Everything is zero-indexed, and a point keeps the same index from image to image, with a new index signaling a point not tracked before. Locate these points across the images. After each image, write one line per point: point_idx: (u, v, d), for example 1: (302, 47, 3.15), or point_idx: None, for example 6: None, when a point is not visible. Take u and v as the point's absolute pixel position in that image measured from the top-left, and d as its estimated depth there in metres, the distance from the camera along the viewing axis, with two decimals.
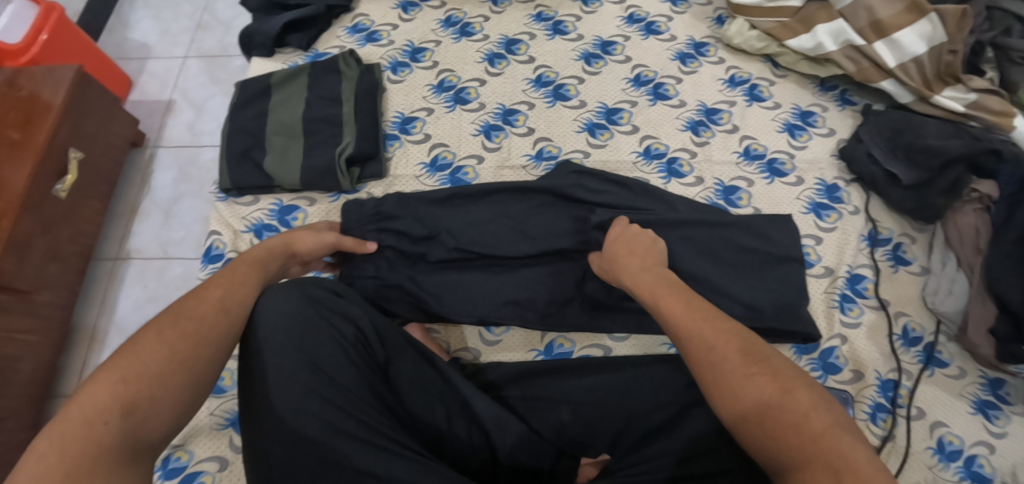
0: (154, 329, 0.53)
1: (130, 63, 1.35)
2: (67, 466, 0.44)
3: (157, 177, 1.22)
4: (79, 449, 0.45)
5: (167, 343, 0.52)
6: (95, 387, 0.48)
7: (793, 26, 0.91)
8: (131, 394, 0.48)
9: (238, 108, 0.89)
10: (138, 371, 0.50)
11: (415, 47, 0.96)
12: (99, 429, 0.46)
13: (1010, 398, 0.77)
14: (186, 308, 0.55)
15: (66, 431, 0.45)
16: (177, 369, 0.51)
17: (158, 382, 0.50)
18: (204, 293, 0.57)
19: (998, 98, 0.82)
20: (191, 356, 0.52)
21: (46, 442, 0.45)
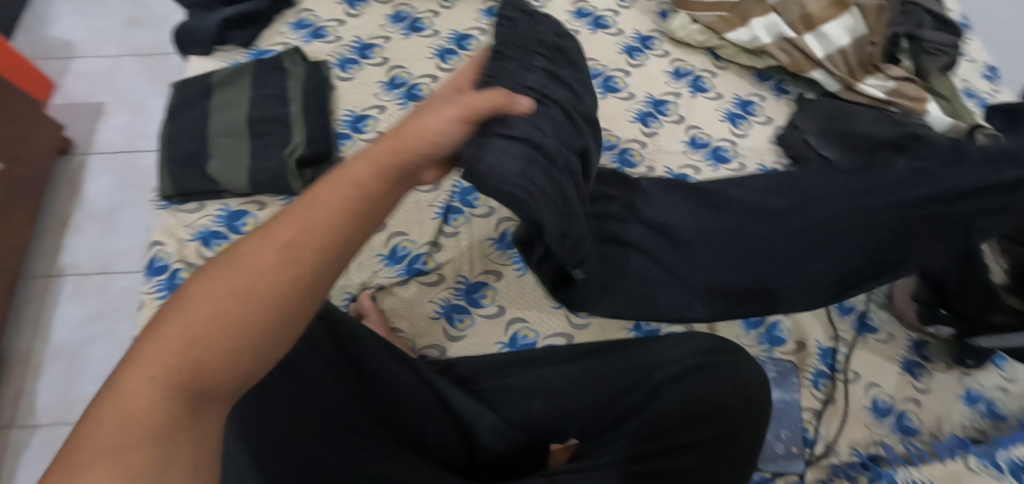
0: (213, 273, 0.43)
1: (50, 63, 1.30)
2: (121, 430, 0.37)
3: (90, 185, 1.18)
4: (139, 412, 0.38)
5: (218, 296, 0.42)
6: (158, 339, 0.41)
7: (731, 20, 0.96)
8: (190, 356, 0.40)
9: (177, 110, 0.85)
10: (187, 328, 0.41)
11: (364, 43, 0.94)
12: (148, 394, 0.39)
13: (931, 356, 0.85)
14: (265, 237, 0.44)
15: (118, 395, 0.39)
16: (232, 328, 0.41)
17: (215, 343, 0.41)
18: (279, 226, 0.45)
19: (913, 85, 0.90)
20: (252, 312, 0.42)
21: (105, 406, 0.39)
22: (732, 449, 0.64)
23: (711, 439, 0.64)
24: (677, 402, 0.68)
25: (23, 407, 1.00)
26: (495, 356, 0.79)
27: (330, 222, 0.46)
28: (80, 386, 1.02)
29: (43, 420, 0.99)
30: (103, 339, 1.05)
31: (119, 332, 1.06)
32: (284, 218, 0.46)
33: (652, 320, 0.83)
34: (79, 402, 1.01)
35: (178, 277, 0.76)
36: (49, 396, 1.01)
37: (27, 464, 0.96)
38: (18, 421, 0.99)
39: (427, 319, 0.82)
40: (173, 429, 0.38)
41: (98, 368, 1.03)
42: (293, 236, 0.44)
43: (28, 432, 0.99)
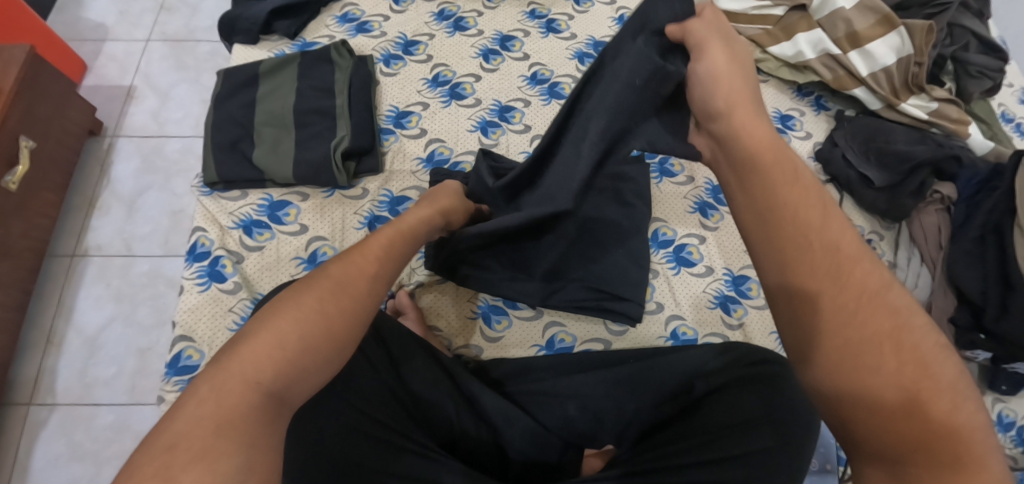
0: (309, 290, 0.49)
1: (84, 45, 1.30)
2: (213, 423, 0.41)
3: (117, 167, 1.17)
4: (235, 413, 0.42)
5: (314, 308, 0.47)
6: (258, 341, 0.45)
7: (775, 34, 0.96)
8: (289, 363, 0.45)
9: (223, 97, 0.85)
10: (300, 338, 0.46)
11: (408, 39, 0.94)
12: (247, 398, 0.43)
13: None
14: (345, 268, 0.51)
15: (219, 397, 0.42)
16: (325, 344, 0.47)
17: (307, 355, 0.46)
18: (363, 265, 0.53)
19: (955, 107, 0.90)
20: (338, 322, 0.48)
21: (202, 408, 0.42)
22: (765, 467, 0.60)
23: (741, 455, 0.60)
24: (718, 411, 0.65)
25: (42, 385, 1.00)
26: (532, 359, 0.79)
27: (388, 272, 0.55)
28: (99, 366, 1.01)
29: (62, 399, 0.99)
30: (124, 320, 1.05)
31: (140, 315, 1.06)
32: (364, 250, 0.54)
33: (689, 330, 0.81)
34: (98, 383, 1.00)
35: (220, 264, 0.77)
36: (69, 375, 1.00)
37: (44, 442, 0.96)
38: (38, 399, 0.98)
39: (466, 319, 0.82)
40: (266, 434, 0.42)
41: (117, 349, 1.03)
42: (374, 268, 0.54)
43: (47, 410, 0.98)
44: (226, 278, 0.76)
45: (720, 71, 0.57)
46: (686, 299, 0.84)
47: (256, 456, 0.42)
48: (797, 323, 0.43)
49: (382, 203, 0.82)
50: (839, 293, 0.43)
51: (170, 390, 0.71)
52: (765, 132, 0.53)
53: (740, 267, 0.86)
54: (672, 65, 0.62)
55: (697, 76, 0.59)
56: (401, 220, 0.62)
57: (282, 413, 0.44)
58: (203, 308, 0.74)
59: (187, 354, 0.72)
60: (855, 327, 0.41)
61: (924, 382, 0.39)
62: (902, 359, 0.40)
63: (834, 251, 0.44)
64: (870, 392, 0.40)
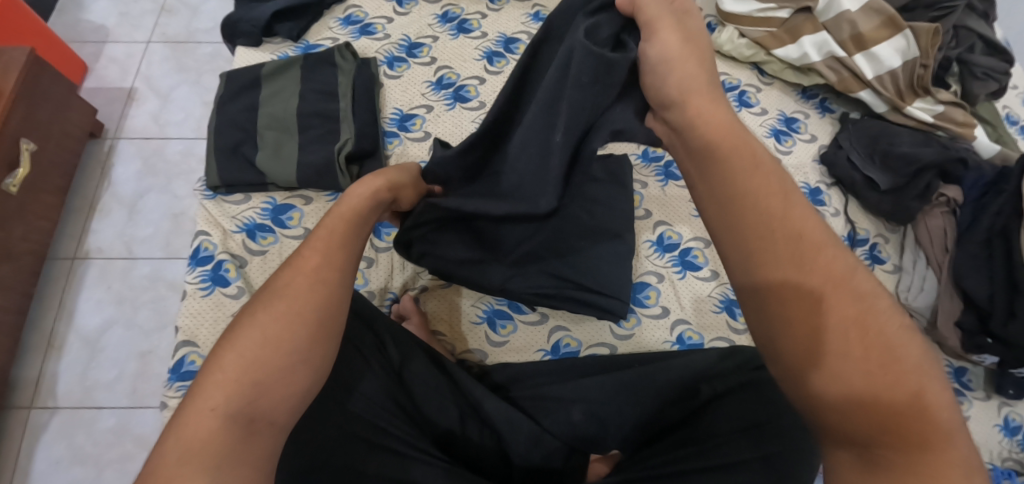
0: (247, 308, 0.49)
1: (85, 46, 1.29)
2: (185, 449, 0.42)
3: (118, 169, 1.17)
4: (203, 439, 0.42)
5: (263, 323, 0.47)
6: (217, 367, 0.46)
7: (780, 36, 0.95)
8: (246, 380, 0.45)
9: (226, 100, 0.85)
10: (248, 355, 0.46)
11: (412, 42, 0.94)
12: (209, 424, 0.43)
13: (971, 384, 0.85)
14: (290, 274, 0.50)
15: (181, 428, 0.43)
16: (274, 354, 0.46)
17: (261, 368, 0.46)
18: (302, 263, 0.51)
19: (961, 110, 0.90)
20: (284, 330, 0.47)
21: (173, 438, 0.43)
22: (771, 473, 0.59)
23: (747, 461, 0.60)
24: (723, 418, 0.65)
25: (43, 388, 0.99)
26: (537, 364, 0.78)
27: (337, 265, 0.53)
28: (100, 369, 1.01)
29: (63, 402, 0.98)
30: (125, 323, 1.04)
31: (141, 317, 1.05)
32: (307, 249, 0.53)
33: (695, 334, 0.81)
34: (99, 386, 1.00)
35: (223, 268, 0.76)
36: (69, 378, 1.00)
37: (45, 446, 0.95)
38: (38, 403, 0.98)
39: (470, 323, 0.82)
40: (233, 452, 0.43)
41: (118, 352, 1.02)
42: (318, 264, 0.52)
43: (48, 413, 0.97)
44: (228, 282, 0.75)
45: (670, 55, 0.54)
46: (691, 303, 0.84)
47: (226, 476, 0.42)
48: (784, 312, 0.42)
49: None
50: (828, 291, 0.42)
51: (173, 395, 0.70)
52: (722, 115, 0.52)
53: None
54: (625, 47, 0.60)
55: (649, 59, 0.56)
56: (340, 205, 0.60)
57: (251, 429, 0.44)
58: (206, 312, 0.74)
59: (191, 359, 0.72)
60: (825, 316, 0.41)
61: (892, 367, 0.40)
62: (874, 346, 0.40)
63: (802, 243, 0.44)
64: (848, 384, 0.40)
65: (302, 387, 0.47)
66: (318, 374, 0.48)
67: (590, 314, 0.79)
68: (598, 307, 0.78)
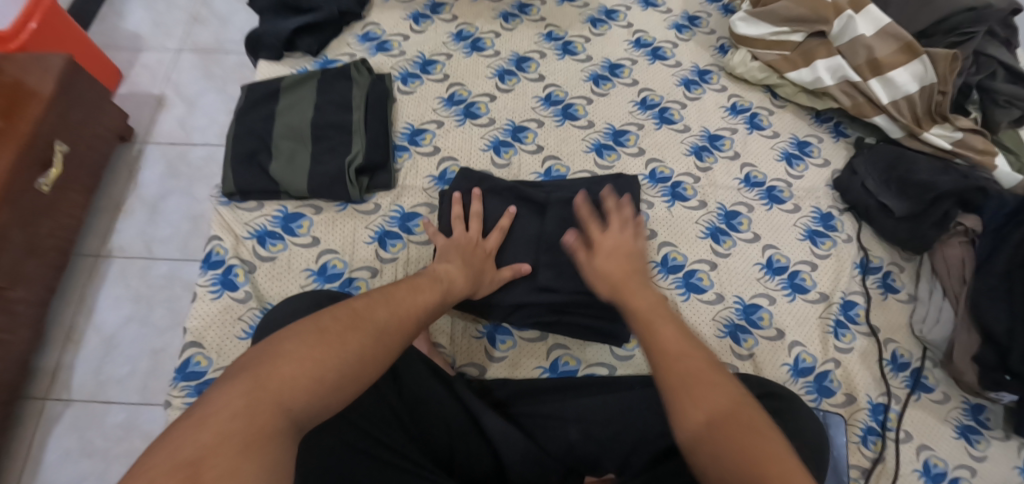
0: (343, 325, 0.53)
1: (120, 54, 1.36)
2: (245, 433, 0.43)
3: (144, 172, 1.22)
4: (263, 427, 0.44)
5: (346, 336, 0.52)
6: (288, 362, 0.48)
7: (793, 59, 0.95)
8: (318, 384, 0.48)
9: (245, 110, 0.88)
10: (335, 370, 0.49)
11: (426, 59, 0.96)
12: (280, 419, 0.45)
13: (989, 423, 0.81)
14: (373, 306, 0.57)
15: (255, 414, 0.44)
16: (353, 381, 0.50)
17: (333, 377, 0.49)
18: (400, 308, 0.59)
19: (981, 137, 0.88)
20: (362, 351, 0.52)
21: (229, 417, 0.43)
22: None
23: None
24: None
25: (59, 380, 1.03)
26: (536, 381, 0.78)
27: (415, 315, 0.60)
28: (114, 365, 1.04)
29: (77, 395, 1.02)
30: (140, 321, 1.08)
31: (157, 316, 1.09)
32: (395, 293, 0.61)
33: None
34: (112, 381, 1.03)
35: (233, 273, 0.78)
36: (84, 371, 1.03)
37: (56, 438, 0.98)
38: (54, 394, 1.02)
39: (471, 338, 0.82)
40: (289, 461, 0.43)
41: (132, 349, 1.06)
42: (403, 307, 0.59)
43: (62, 405, 1.01)
44: (237, 286, 0.78)
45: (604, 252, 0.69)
46: (694, 326, 0.82)
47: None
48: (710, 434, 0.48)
49: (392, 219, 0.83)
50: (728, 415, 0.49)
51: (178, 394, 0.72)
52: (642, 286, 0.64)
53: (752, 295, 0.85)
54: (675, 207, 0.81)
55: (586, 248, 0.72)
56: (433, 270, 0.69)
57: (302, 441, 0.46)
58: (215, 315, 0.76)
59: (196, 360, 0.74)
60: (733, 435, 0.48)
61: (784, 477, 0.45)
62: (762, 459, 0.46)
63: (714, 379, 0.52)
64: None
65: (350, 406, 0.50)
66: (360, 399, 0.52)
67: (594, 341, 0.81)
68: (610, 334, 0.79)
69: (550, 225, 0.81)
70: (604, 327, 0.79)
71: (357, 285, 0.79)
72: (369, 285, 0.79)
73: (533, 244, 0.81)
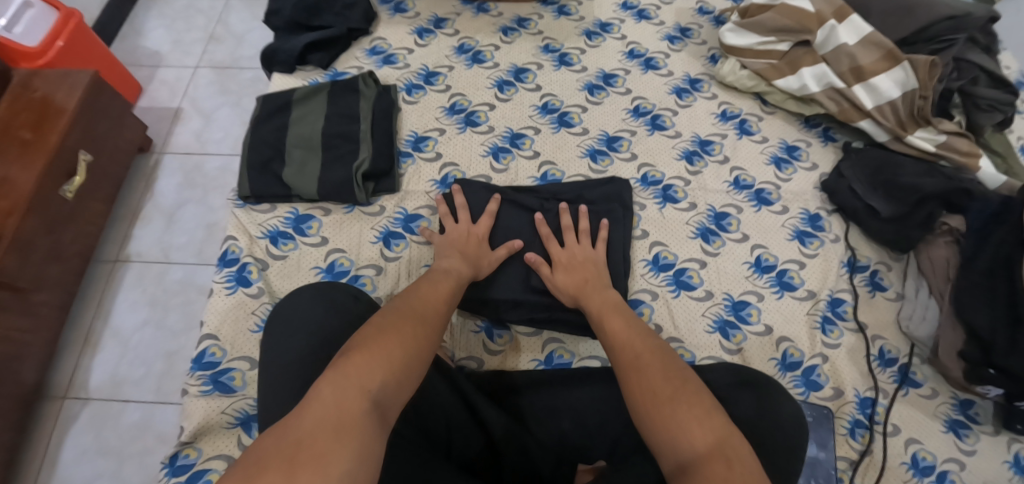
0: (398, 321, 0.59)
1: (141, 70, 1.44)
2: (336, 420, 0.48)
3: (161, 182, 1.28)
4: (350, 413, 0.49)
5: (404, 330, 0.58)
6: (363, 355, 0.53)
7: (780, 67, 0.99)
8: (393, 373, 0.53)
9: (260, 120, 0.94)
10: (399, 358, 0.55)
11: (429, 71, 1.02)
12: (364, 403, 0.50)
13: (979, 418, 0.82)
14: (414, 305, 0.63)
15: (341, 403, 0.49)
16: (416, 367, 0.56)
17: (401, 367, 0.55)
18: (427, 299, 0.65)
19: (965, 140, 0.91)
20: (418, 342, 0.58)
21: (318, 407, 0.49)
22: None
23: None
24: None
25: (77, 381, 1.08)
26: (531, 372, 0.81)
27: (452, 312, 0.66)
28: (131, 366, 1.10)
29: (95, 394, 1.07)
30: (156, 323, 1.14)
31: (171, 319, 1.14)
32: (429, 291, 0.67)
33: (687, 352, 0.83)
34: (128, 382, 1.08)
35: (246, 270, 0.84)
36: (102, 372, 1.09)
37: (74, 436, 1.04)
38: (72, 394, 1.07)
39: (470, 332, 0.85)
40: (375, 440, 0.49)
41: (149, 351, 1.11)
42: (436, 304, 0.65)
43: (79, 404, 1.06)
44: (251, 283, 0.83)
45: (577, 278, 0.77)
46: (684, 322, 0.85)
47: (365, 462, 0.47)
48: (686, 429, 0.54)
49: (396, 220, 0.88)
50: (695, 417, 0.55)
51: (194, 383, 0.77)
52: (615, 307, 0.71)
53: (741, 292, 0.88)
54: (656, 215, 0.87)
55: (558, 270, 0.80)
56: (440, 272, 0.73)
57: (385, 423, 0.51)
58: (229, 310, 0.81)
59: (212, 351, 0.79)
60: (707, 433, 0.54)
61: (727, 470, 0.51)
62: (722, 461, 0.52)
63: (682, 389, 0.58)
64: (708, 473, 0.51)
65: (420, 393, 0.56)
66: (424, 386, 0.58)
67: (588, 336, 0.84)
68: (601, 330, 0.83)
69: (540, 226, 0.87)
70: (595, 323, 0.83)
71: (363, 282, 0.83)
72: (375, 282, 0.83)
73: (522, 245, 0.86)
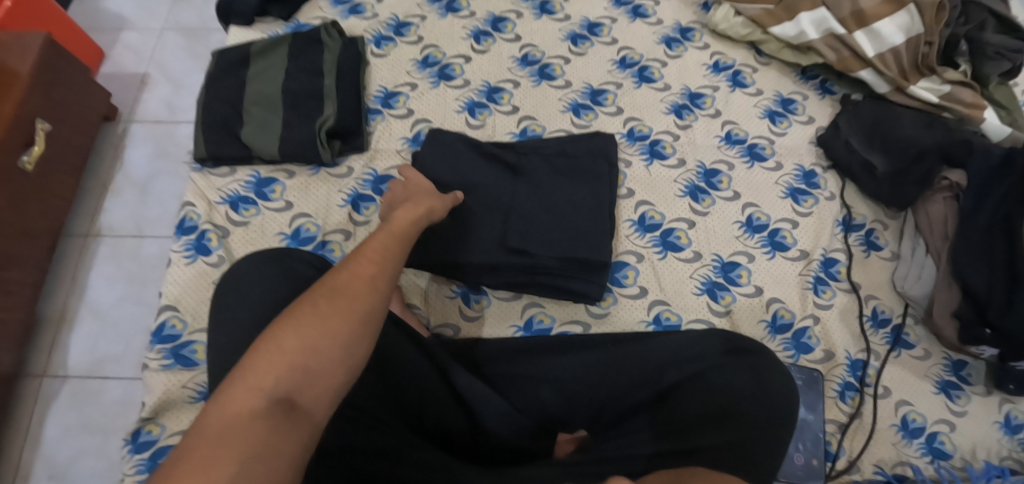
0: (316, 303, 0.52)
1: (101, 34, 1.35)
2: (227, 425, 0.45)
3: (131, 150, 1.22)
4: (243, 418, 0.45)
5: (319, 314, 0.51)
6: (266, 351, 0.49)
7: (776, 13, 0.93)
8: (294, 366, 0.49)
9: (215, 77, 0.87)
10: (295, 342, 0.49)
11: (400, 21, 0.95)
12: (254, 401, 0.46)
13: (971, 378, 0.80)
14: (344, 277, 0.55)
15: (229, 408, 0.46)
16: (327, 342, 0.50)
17: (311, 356, 0.49)
18: (357, 269, 0.56)
19: (970, 90, 0.86)
20: (337, 324, 0.51)
21: (215, 414, 0.46)
22: (748, 454, 0.59)
23: (722, 446, 0.60)
24: (694, 398, 0.65)
25: (55, 358, 1.04)
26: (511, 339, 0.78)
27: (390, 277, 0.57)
28: (110, 342, 1.06)
29: (74, 372, 1.03)
30: (133, 298, 1.09)
31: (149, 293, 1.10)
32: (362, 257, 0.57)
33: (673, 315, 0.79)
34: (109, 358, 1.04)
35: (205, 238, 0.78)
36: (80, 350, 1.05)
37: (57, 414, 1.00)
38: (51, 372, 1.03)
39: (445, 298, 0.82)
40: (271, 436, 0.44)
41: (128, 327, 1.07)
42: (373, 271, 0.56)
43: (59, 382, 1.03)
44: (211, 251, 0.78)
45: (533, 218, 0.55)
46: (671, 285, 0.82)
47: (251, 462, 0.43)
48: None
49: (366, 182, 0.83)
50: None
51: (154, 357, 0.73)
52: None
53: (731, 253, 0.84)
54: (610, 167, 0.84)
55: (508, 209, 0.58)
56: (390, 225, 0.64)
57: (293, 414, 0.46)
58: (190, 280, 0.77)
59: (172, 324, 0.75)
60: None
61: None
62: None
63: None
64: None
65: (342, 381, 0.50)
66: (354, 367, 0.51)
67: (568, 300, 0.80)
68: (581, 294, 0.78)
69: (523, 188, 0.80)
70: (575, 285, 0.78)
71: (330, 249, 0.78)
72: (343, 248, 0.78)
73: (499, 209, 0.80)
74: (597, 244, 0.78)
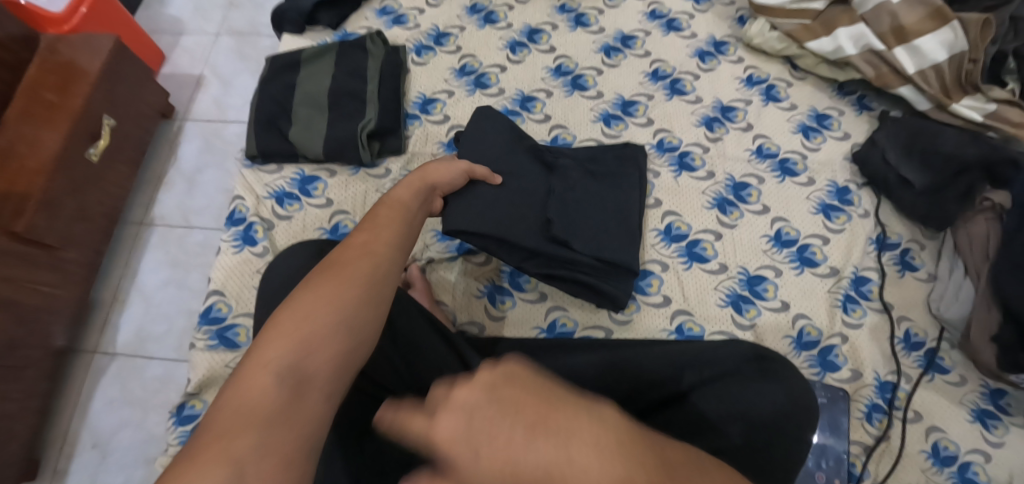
0: (314, 278, 0.51)
1: (163, 38, 1.46)
2: (239, 403, 0.44)
3: (183, 147, 1.30)
4: (253, 395, 0.44)
5: (318, 286, 0.50)
6: (269, 329, 0.48)
7: (814, 28, 0.92)
8: (297, 336, 0.47)
9: (267, 80, 0.93)
10: (296, 314, 0.48)
11: (440, 32, 0.99)
12: (264, 378, 0.45)
13: (1010, 408, 0.76)
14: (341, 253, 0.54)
15: (239, 386, 0.45)
16: (329, 310, 0.48)
17: (313, 324, 0.47)
18: (351, 241, 0.56)
19: (1017, 110, 0.83)
20: (336, 293, 0.49)
21: (227, 395, 0.45)
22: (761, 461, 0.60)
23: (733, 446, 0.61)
24: (711, 397, 0.64)
25: (106, 338, 1.12)
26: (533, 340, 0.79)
27: (384, 247, 0.56)
28: (154, 322, 1.13)
29: (122, 350, 1.11)
30: (177, 284, 1.16)
31: (192, 280, 1.17)
32: (356, 235, 0.57)
33: (695, 326, 0.80)
34: (152, 338, 1.12)
35: (253, 230, 0.84)
36: (128, 330, 1.13)
37: (104, 386, 1.08)
38: (101, 348, 1.11)
39: (472, 296, 0.85)
40: (287, 409, 0.44)
41: (171, 309, 1.14)
42: (366, 244, 0.55)
43: (108, 358, 1.10)
44: (256, 242, 0.83)
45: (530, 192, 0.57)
46: (694, 294, 0.82)
47: (265, 437, 0.42)
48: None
49: None
50: None
51: (201, 337, 0.78)
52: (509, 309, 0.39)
53: (757, 266, 0.84)
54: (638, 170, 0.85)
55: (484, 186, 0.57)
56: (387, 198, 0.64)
57: (302, 387, 0.45)
58: (235, 267, 0.82)
59: (219, 307, 0.80)
60: None
61: None
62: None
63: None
64: None
65: (352, 351, 0.48)
66: (360, 337, 0.49)
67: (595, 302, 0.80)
68: (609, 297, 0.79)
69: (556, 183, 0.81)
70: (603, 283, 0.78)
71: None
72: None
73: None
74: (625, 249, 0.79)
